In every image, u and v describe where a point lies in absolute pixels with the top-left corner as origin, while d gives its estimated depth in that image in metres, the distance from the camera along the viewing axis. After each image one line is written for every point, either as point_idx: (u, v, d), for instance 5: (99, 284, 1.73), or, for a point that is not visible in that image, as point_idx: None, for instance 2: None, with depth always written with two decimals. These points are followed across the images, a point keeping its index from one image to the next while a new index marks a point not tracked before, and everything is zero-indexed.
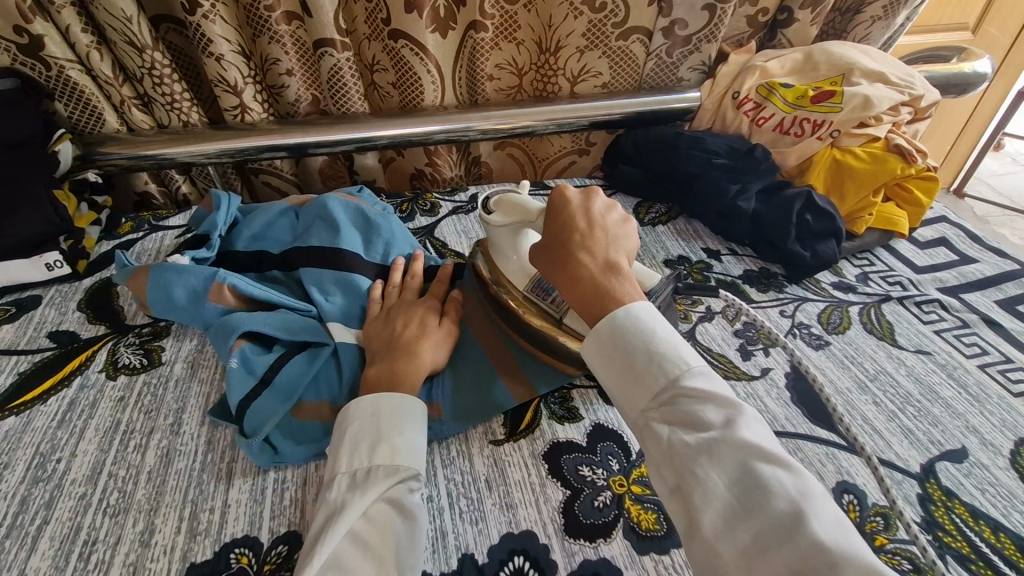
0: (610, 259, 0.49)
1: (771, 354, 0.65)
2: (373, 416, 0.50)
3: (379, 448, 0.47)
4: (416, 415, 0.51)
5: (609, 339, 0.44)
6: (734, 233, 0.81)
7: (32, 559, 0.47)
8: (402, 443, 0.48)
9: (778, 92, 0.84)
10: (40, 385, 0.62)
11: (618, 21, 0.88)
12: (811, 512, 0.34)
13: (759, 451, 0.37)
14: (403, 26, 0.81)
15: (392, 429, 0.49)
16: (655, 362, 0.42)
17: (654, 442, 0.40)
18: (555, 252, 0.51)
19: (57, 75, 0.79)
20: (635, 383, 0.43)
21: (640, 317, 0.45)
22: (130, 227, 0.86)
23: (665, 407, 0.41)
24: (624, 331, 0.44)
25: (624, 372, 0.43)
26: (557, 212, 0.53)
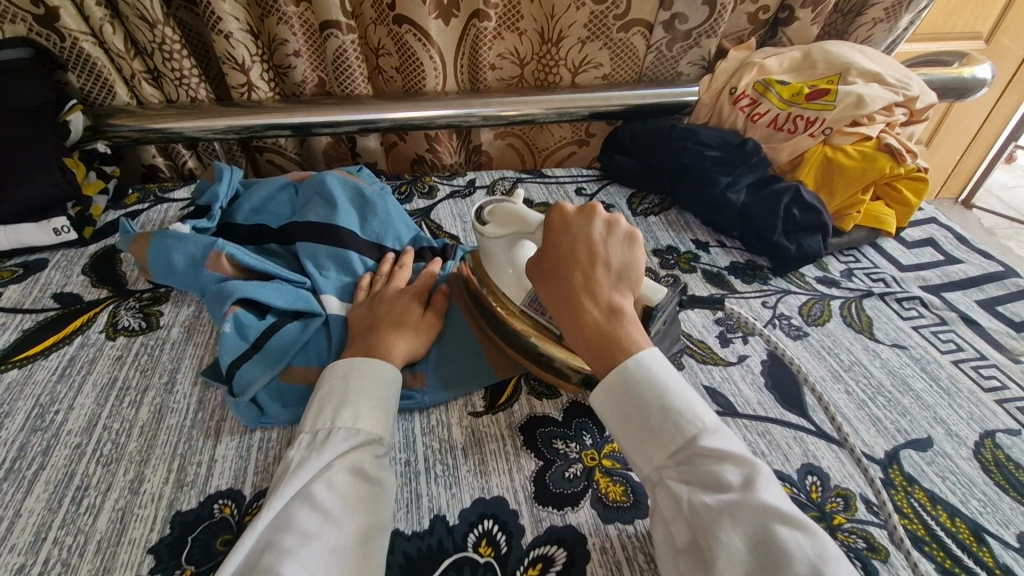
0: (613, 304, 0.50)
1: (749, 342, 0.66)
2: (343, 379, 0.52)
3: (343, 411, 0.50)
4: (385, 383, 0.53)
5: (627, 391, 0.46)
6: (723, 225, 0.82)
7: (27, 500, 0.50)
8: (367, 409, 0.50)
9: (773, 89, 0.85)
10: (43, 341, 0.65)
11: (619, 13, 0.89)
12: (829, 573, 0.36)
13: (778, 513, 0.39)
14: (407, 14, 0.83)
15: (358, 394, 0.51)
16: (674, 422, 0.44)
17: (670, 496, 0.42)
18: (554, 285, 0.52)
19: (70, 47, 0.82)
20: (649, 437, 0.45)
21: (653, 367, 0.46)
22: (136, 198, 0.89)
23: (683, 462, 0.43)
24: (640, 385, 0.46)
25: (640, 425, 0.45)
26: (560, 241, 0.54)
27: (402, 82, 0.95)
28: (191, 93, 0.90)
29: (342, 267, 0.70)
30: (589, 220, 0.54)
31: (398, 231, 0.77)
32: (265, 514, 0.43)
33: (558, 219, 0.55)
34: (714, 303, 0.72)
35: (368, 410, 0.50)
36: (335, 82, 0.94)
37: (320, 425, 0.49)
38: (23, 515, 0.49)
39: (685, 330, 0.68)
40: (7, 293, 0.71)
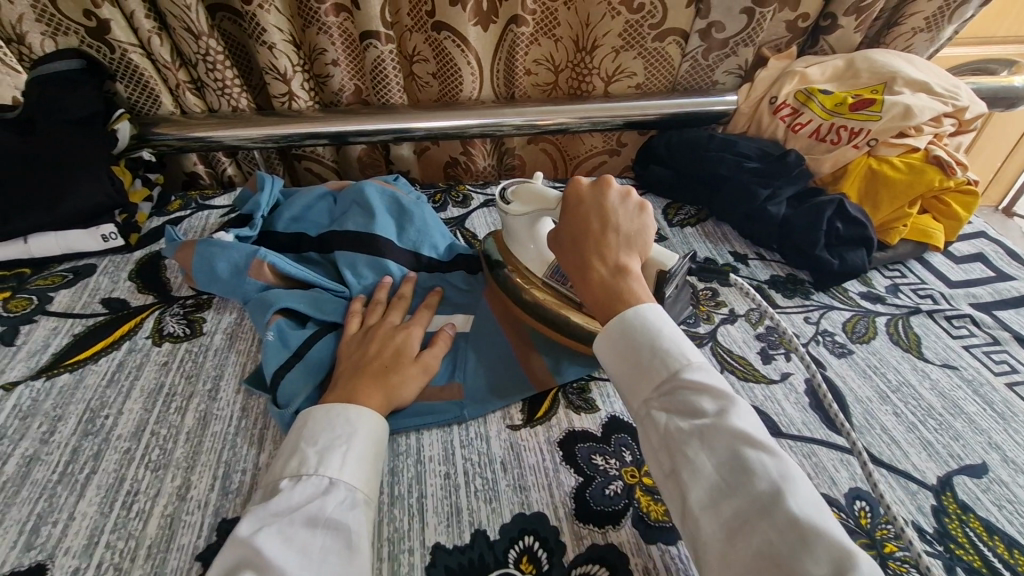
0: (621, 263, 0.52)
1: (792, 359, 0.65)
2: (330, 423, 0.50)
3: (313, 455, 0.48)
4: (361, 427, 0.51)
5: (619, 328, 0.48)
6: (762, 237, 0.81)
7: (80, 503, 0.51)
8: (338, 453, 0.48)
9: (816, 99, 0.83)
10: (93, 346, 0.67)
11: (656, 23, 0.88)
12: (789, 492, 0.36)
13: (747, 437, 0.39)
14: (447, 19, 0.84)
15: (330, 438, 0.49)
16: (660, 358, 0.45)
17: (653, 425, 0.44)
18: (572, 247, 0.54)
19: (120, 58, 0.85)
20: (638, 370, 0.46)
21: (644, 311, 0.48)
22: (178, 205, 0.91)
23: (667, 392, 0.44)
24: (631, 324, 0.47)
25: (632, 360, 0.46)
26: (578, 207, 0.56)
27: (439, 89, 0.95)
28: (233, 102, 0.92)
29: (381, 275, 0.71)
30: (603, 191, 0.56)
31: (434, 241, 0.78)
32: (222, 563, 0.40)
33: (575, 190, 0.57)
34: (754, 319, 0.71)
35: (350, 458, 0.48)
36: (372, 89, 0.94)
37: (299, 470, 0.47)
38: (76, 518, 0.50)
39: (724, 345, 0.67)
40: (58, 298, 0.73)
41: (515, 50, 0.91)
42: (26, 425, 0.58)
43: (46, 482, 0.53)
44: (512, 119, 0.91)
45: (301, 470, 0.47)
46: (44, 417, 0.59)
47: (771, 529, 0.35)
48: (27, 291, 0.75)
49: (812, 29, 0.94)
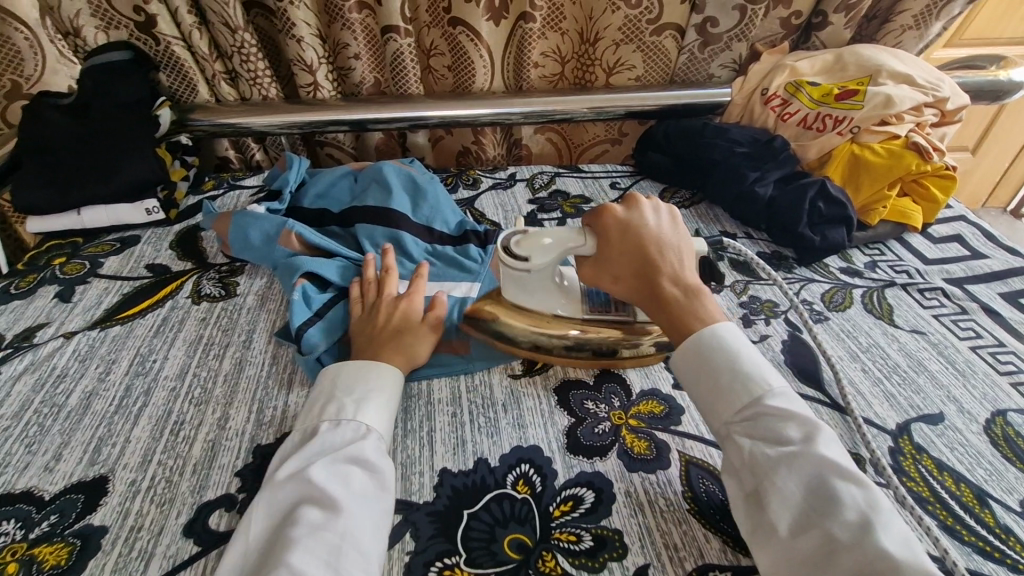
0: (690, 285, 0.57)
1: (771, 324, 0.71)
2: (363, 379, 0.56)
3: (348, 404, 0.54)
4: (388, 382, 0.57)
5: (695, 348, 0.53)
6: (750, 217, 0.87)
7: (135, 429, 0.59)
8: (372, 404, 0.55)
9: (804, 90, 0.89)
10: (139, 303, 0.75)
11: (652, 17, 0.95)
12: (879, 523, 0.41)
13: (836, 468, 0.44)
14: (462, 15, 0.91)
15: (364, 391, 0.55)
16: (745, 382, 0.51)
17: (733, 445, 0.49)
18: (627, 281, 0.59)
19: (164, 50, 0.93)
20: (717, 393, 0.52)
21: (718, 333, 0.53)
22: (212, 185, 1.00)
23: (749, 418, 0.49)
24: (706, 347, 0.53)
25: (713, 384, 0.52)
26: (614, 235, 0.59)
27: (453, 80, 1.02)
28: (262, 90, 1.00)
29: (397, 245, 0.78)
30: (638, 210, 0.61)
31: (446, 216, 0.85)
32: (280, 495, 0.47)
33: (609, 217, 0.60)
34: (738, 289, 0.77)
35: (381, 408, 0.55)
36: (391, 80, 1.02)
37: (337, 416, 0.53)
38: (132, 441, 0.58)
39: None
40: (108, 263, 0.81)
41: (525, 42, 0.97)
42: (85, 366, 0.66)
43: (105, 412, 0.61)
44: (520, 109, 0.98)
45: (339, 415, 0.53)
46: (100, 360, 0.67)
47: (861, 558, 0.40)
48: (81, 257, 0.83)
49: (803, 26, 0.99)
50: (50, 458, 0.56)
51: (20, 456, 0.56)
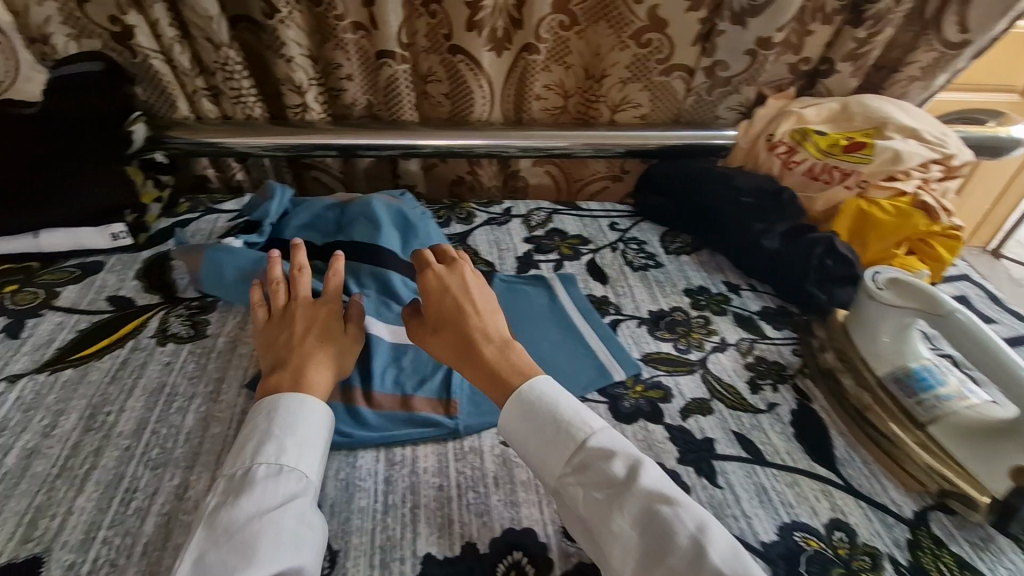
0: (501, 339, 0.57)
1: (777, 391, 0.68)
2: (274, 416, 0.51)
3: (258, 449, 0.49)
4: (290, 409, 0.51)
5: (260, 412, 0.52)
6: (755, 269, 0.83)
7: (79, 499, 0.52)
8: (285, 444, 0.49)
9: (811, 138, 0.88)
10: (97, 342, 0.68)
11: (662, 58, 0.91)
12: None
13: None
14: (463, 43, 0.88)
15: (274, 431, 0.50)
16: (561, 430, 0.49)
17: (226, 525, 0.44)
18: (448, 331, 0.58)
19: (140, 62, 0.87)
20: (265, 484, 0.47)
21: (310, 400, 0.53)
22: (187, 208, 0.93)
23: (267, 504, 0.46)
24: (298, 412, 0.51)
25: (266, 490, 0.46)
26: (436, 297, 0.60)
27: (609, 97, 0.97)
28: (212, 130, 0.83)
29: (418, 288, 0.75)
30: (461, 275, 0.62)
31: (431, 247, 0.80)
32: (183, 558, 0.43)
33: (430, 278, 0.61)
34: (743, 348, 0.73)
35: (302, 449, 0.50)
36: (581, 103, 1.00)
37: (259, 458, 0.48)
38: (58, 551, 0.48)
39: (715, 374, 0.70)
40: (65, 293, 0.75)
41: (704, 100, 0.97)
42: (27, 418, 0.59)
43: (47, 476, 0.54)
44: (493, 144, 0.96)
45: (272, 460, 0.48)
46: (45, 411, 0.60)
47: None
48: (35, 285, 0.76)
49: (883, 68, 0.97)
50: None
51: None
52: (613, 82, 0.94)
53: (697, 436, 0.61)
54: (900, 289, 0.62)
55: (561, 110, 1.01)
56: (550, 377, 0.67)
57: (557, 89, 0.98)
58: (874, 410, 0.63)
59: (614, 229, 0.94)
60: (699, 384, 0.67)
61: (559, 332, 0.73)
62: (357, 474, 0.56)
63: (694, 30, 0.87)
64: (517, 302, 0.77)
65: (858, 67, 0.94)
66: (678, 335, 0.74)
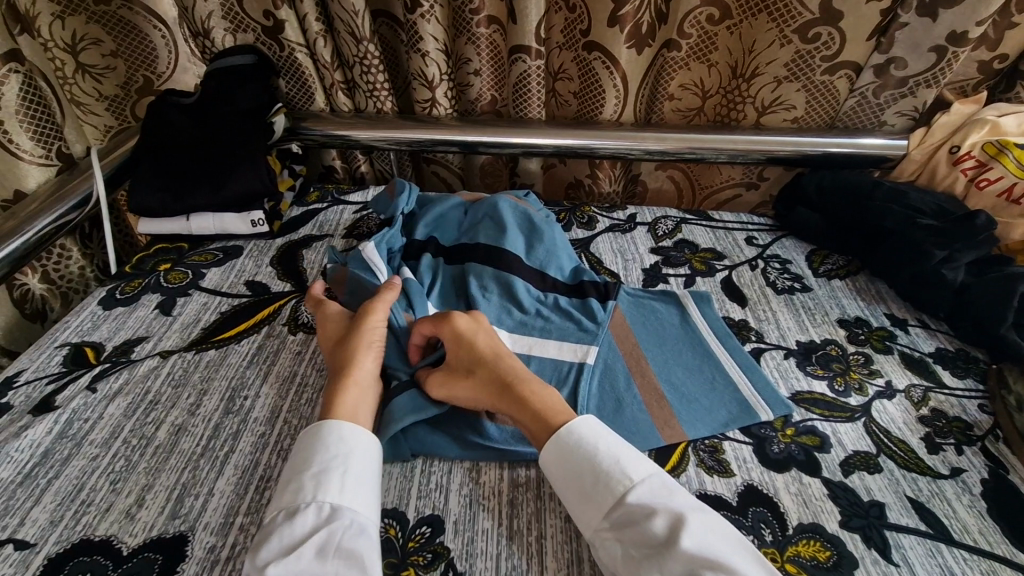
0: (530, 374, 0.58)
1: (964, 454, 0.57)
2: (302, 456, 0.50)
3: (285, 490, 0.48)
4: (319, 444, 0.51)
5: (303, 443, 0.51)
6: (928, 302, 0.72)
7: (219, 481, 0.54)
8: (305, 480, 0.48)
9: (1010, 152, 0.73)
10: (237, 325, 0.71)
11: (828, 54, 0.80)
12: None
13: None
14: (601, 39, 0.82)
15: (301, 468, 0.49)
16: (599, 485, 0.48)
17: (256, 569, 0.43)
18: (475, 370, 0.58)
19: (287, 56, 0.90)
20: (287, 526, 0.45)
21: (330, 431, 0.52)
22: (316, 197, 0.96)
23: (287, 542, 0.44)
24: (321, 442, 0.51)
25: (287, 530, 0.45)
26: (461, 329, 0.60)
27: (758, 97, 0.88)
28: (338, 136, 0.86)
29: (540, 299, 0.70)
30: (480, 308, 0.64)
31: (556, 253, 0.76)
32: None
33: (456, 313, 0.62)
34: (916, 397, 0.63)
35: (322, 481, 0.48)
36: (721, 105, 0.92)
37: (295, 500, 0.47)
38: (200, 531, 0.50)
39: (881, 424, 0.60)
40: (210, 275, 0.79)
41: (867, 103, 0.86)
42: (176, 394, 0.62)
43: (192, 454, 0.56)
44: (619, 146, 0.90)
45: (297, 500, 0.47)
46: (192, 389, 0.63)
47: None
48: (184, 265, 0.81)
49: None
50: (133, 503, 0.52)
51: (72, 510, 0.52)
52: (766, 82, 0.85)
53: (864, 498, 0.53)
54: None
55: (695, 111, 0.94)
56: (687, 406, 0.60)
57: (694, 88, 0.91)
58: None
59: (751, 244, 0.85)
60: (863, 435, 0.58)
61: (693, 356, 0.66)
62: (481, 492, 0.53)
63: (871, 25, 0.76)
64: (647, 318, 0.71)
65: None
66: (833, 373, 0.65)
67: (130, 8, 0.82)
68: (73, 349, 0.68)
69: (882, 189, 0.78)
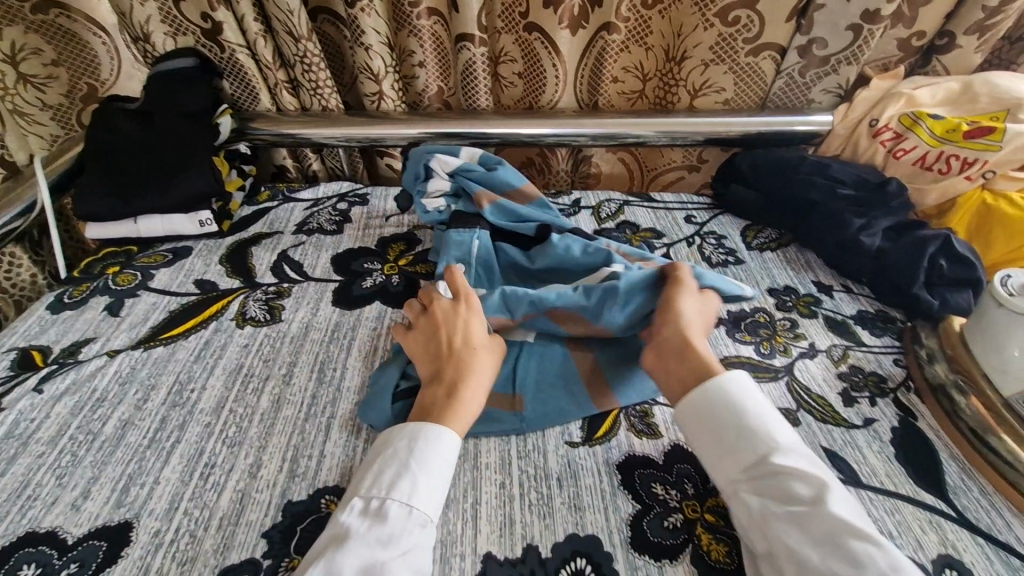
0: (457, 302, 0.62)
1: (877, 405, 0.61)
2: (421, 447, 0.50)
3: (400, 481, 0.48)
4: (437, 442, 0.51)
5: (426, 436, 0.51)
6: (850, 268, 0.76)
7: (164, 470, 0.55)
8: (424, 482, 0.48)
9: (924, 122, 0.78)
10: (184, 322, 0.72)
11: (749, 37, 0.84)
12: None
13: None
14: (540, 20, 0.85)
15: (421, 464, 0.49)
16: (750, 433, 0.49)
17: (353, 561, 0.42)
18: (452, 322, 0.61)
19: (228, 57, 0.91)
20: (398, 525, 0.45)
21: (447, 434, 0.51)
22: (267, 196, 0.97)
23: (389, 542, 0.44)
24: (439, 445, 0.50)
25: (396, 530, 0.45)
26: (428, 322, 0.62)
27: (689, 81, 0.91)
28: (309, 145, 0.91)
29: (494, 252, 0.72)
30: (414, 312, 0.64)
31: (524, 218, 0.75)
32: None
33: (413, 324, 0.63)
34: (836, 356, 0.66)
35: (432, 488, 0.48)
36: (659, 88, 0.95)
37: (406, 494, 0.47)
38: (144, 517, 0.51)
39: (802, 382, 0.63)
40: (158, 276, 0.80)
41: (794, 81, 0.90)
42: (124, 390, 0.63)
43: (138, 447, 0.57)
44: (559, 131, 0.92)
45: (408, 496, 0.47)
46: (139, 385, 0.64)
47: None
48: (133, 267, 0.82)
49: (1017, 41, 0.85)
50: (78, 495, 0.53)
51: (16, 505, 0.53)
52: (693, 65, 0.88)
53: None
54: None
55: (637, 94, 0.97)
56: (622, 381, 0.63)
57: (635, 71, 0.93)
58: (995, 431, 0.55)
59: (690, 222, 0.88)
60: (784, 393, 0.62)
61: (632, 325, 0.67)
62: None
63: (788, 8, 0.80)
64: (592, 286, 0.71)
65: (986, 40, 0.81)
66: (760, 339, 0.68)
67: (69, 15, 0.83)
68: (19, 353, 0.69)
69: (807, 163, 0.81)
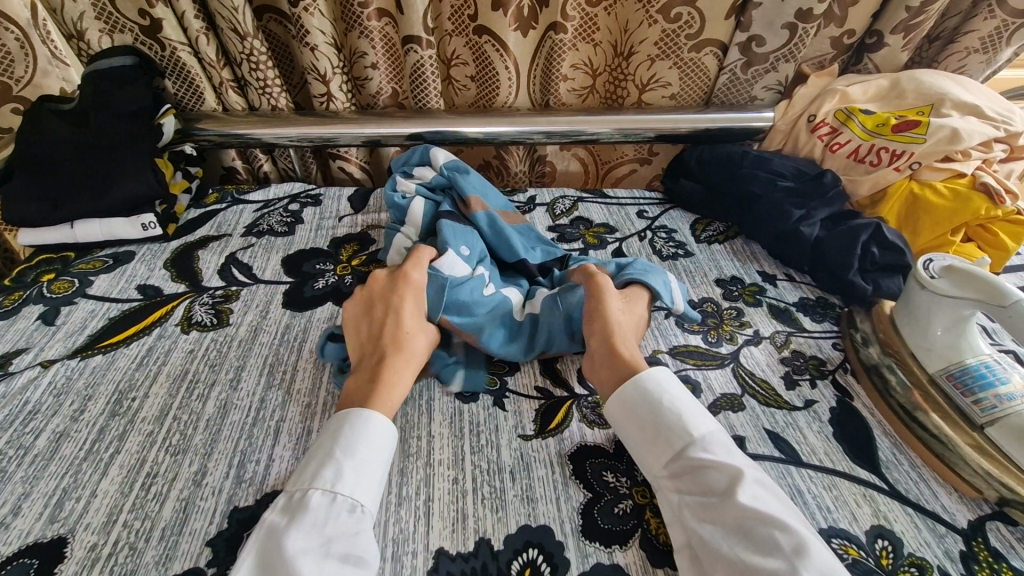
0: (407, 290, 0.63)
1: (817, 387, 0.63)
2: (346, 434, 0.50)
3: (325, 470, 0.47)
4: (363, 427, 0.50)
5: (349, 425, 0.51)
6: (792, 257, 0.79)
7: (102, 482, 0.53)
8: (350, 467, 0.48)
9: (856, 118, 0.82)
10: (125, 330, 0.69)
11: (691, 32, 0.86)
12: None
13: None
14: (488, 23, 0.85)
15: (346, 451, 0.49)
16: (671, 426, 0.50)
17: (279, 550, 0.42)
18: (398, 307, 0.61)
19: (169, 56, 0.88)
20: (322, 511, 0.45)
21: (376, 418, 0.51)
22: (215, 198, 0.95)
23: (319, 529, 0.44)
24: (365, 428, 0.50)
25: (321, 516, 0.45)
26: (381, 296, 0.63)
27: (637, 75, 0.93)
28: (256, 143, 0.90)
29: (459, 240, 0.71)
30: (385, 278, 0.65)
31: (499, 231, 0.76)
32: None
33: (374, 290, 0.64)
34: (779, 342, 0.69)
35: (362, 474, 0.48)
36: (610, 82, 0.97)
37: (332, 482, 0.47)
38: (79, 532, 0.49)
39: (747, 368, 0.66)
40: (98, 282, 0.77)
41: (736, 77, 0.93)
42: (59, 402, 0.60)
43: (74, 459, 0.55)
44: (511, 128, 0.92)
45: (333, 484, 0.47)
46: (76, 396, 0.61)
47: None
48: (69, 274, 0.78)
49: (938, 39, 0.91)
50: (7, 513, 0.51)
51: None
52: (640, 60, 0.91)
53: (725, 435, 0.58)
54: (957, 278, 0.58)
55: (588, 90, 0.98)
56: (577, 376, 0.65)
57: (584, 69, 0.95)
58: (923, 407, 0.58)
59: (642, 216, 0.90)
60: (730, 378, 0.64)
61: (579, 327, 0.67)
62: None
63: (728, 7, 0.83)
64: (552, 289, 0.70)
65: (911, 38, 0.86)
66: (708, 328, 0.70)
67: None
68: None
69: (749, 157, 0.84)
